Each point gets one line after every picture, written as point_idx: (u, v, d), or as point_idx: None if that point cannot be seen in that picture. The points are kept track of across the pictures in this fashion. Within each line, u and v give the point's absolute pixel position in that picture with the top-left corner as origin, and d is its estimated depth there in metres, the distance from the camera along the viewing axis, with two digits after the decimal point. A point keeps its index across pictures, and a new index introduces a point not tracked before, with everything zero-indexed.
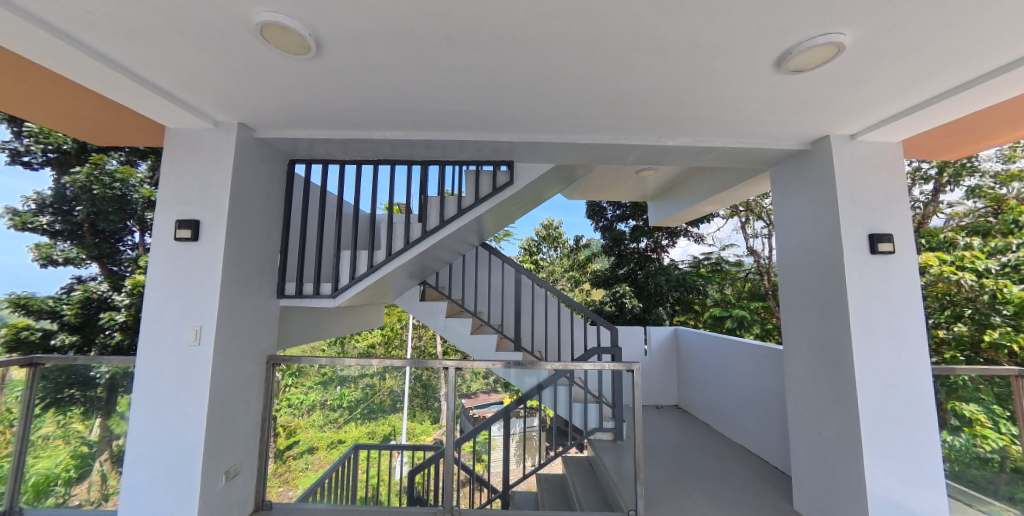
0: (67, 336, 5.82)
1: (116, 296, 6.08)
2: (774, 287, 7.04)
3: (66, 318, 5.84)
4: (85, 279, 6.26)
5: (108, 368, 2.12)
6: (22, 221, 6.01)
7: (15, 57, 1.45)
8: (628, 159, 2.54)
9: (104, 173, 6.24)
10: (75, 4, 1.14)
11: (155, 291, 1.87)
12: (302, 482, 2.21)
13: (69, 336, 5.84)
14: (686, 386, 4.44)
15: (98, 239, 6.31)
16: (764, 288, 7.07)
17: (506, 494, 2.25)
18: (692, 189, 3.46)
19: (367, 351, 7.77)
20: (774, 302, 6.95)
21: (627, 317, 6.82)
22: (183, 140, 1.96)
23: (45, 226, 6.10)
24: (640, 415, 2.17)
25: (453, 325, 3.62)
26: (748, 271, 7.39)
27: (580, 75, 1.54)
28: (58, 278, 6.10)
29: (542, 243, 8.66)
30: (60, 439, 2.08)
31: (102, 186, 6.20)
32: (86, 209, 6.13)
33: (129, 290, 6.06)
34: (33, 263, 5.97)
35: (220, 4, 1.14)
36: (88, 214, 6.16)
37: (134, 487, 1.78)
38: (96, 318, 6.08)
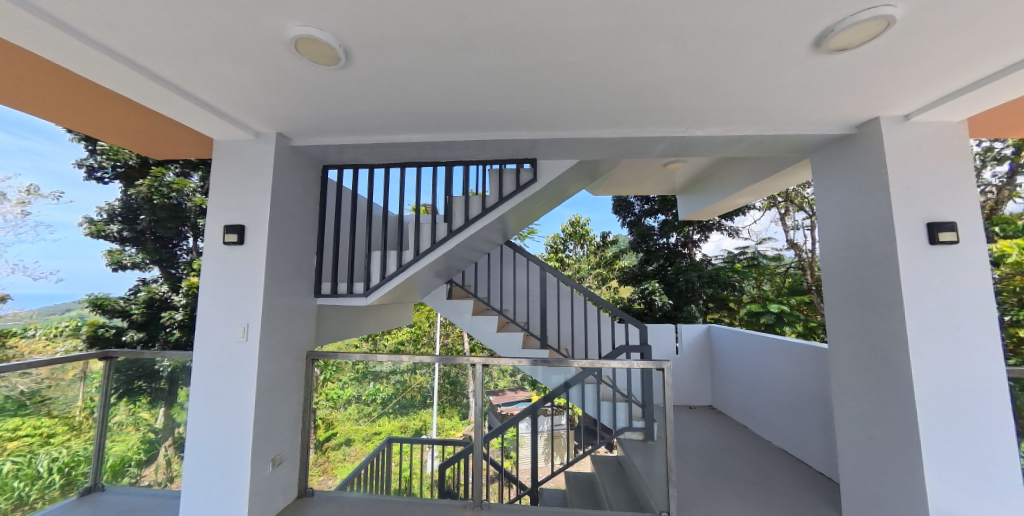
0: (134, 333, 6.42)
1: (174, 296, 6.68)
2: (816, 283, 6.55)
3: (134, 316, 6.46)
4: (148, 281, 6.80)
5: (169, 362, 2.32)
6: (96, 230, 6.43)
7: (99, 87, 1.69)
8: (653, 152, 2.46)
9: (162, 184, 6.84)
10: (134, 29, 1.26)
11: (206, 293, 2.04)
12: (339, 473, 2.32)
13: (136, 333, 6.43)
14: (720, 386, 4.27)
15: (158, 245, 6.85)
16: (807, 283, 6.56)
17: (535, 490, 2.26)
18: (724, 181, 3.30)
19: (397, 348, 8.00)
20: (818, 298, 6.39)
21: (656, 315, 6.62)
22: (227, 151, 2.11)
23: (115, 234, 6.54)
24: (672, 415, 2.07)
25: (478, 323, 3.66)
26: (788, 265, 6.85)
27: (600, 69, 1.51)
28: (123, 282, 6.63)
29: (568, 240, 8.24)
30: (131, 425, 2.31)
31: (161, 196, 6.76)
32: (148, 217, 6.67)
33: (186, 291, 6.67)
34: (105, 268, 6.47)
35: (258, 21, 1.22)
36: (149, 223, 6.73)
37: (194, 470, 1.94)
38: (158, 317, 6.65)
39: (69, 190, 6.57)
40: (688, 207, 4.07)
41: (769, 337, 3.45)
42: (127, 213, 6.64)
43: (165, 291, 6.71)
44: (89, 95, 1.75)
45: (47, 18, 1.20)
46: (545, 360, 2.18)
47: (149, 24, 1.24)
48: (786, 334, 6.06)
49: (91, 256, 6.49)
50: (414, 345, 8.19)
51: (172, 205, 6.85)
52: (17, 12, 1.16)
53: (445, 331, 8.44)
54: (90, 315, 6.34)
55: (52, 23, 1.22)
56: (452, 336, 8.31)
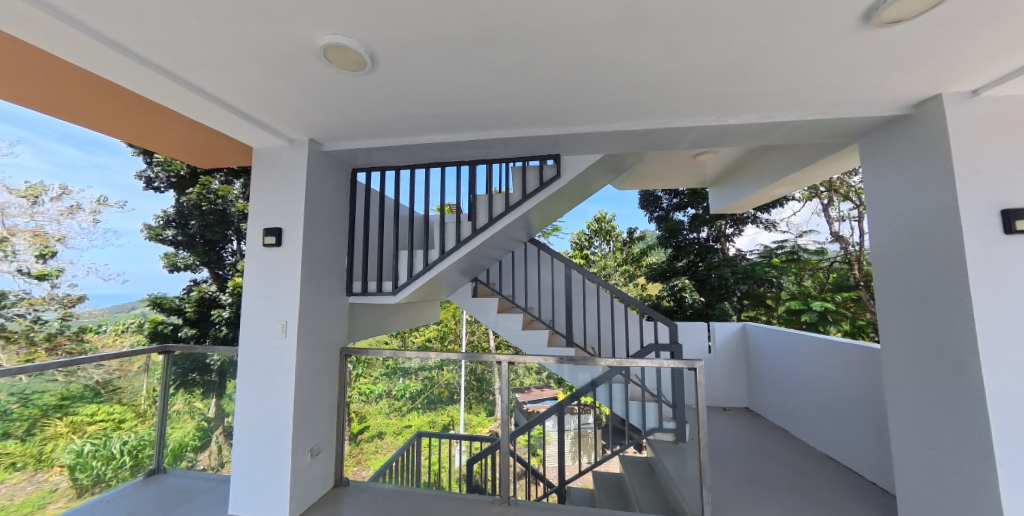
0: (188, 329, 6.74)
1: (224, 295, 6.97)
2: (865, 278, 5.99)
3: (188, 314, 6.81)
4: (199, 281, 7.15)
5: (219, 356, 2.50)
6: (154, 234, 6.84)
7: (155, 105, 1.86)
8: (682, 143, 2.36)
9: (210, 192, 7.12)
10: (181, 46, 1.36)
11: (250, 292, 2.17)
12: (372, 464, 2.42)
13: (189, 329, 6.74)
14: (757, 387, 4.07)
15: (206, 248, 7.15)
16: (854, 279, 6.00)
17: (562, 489, 2.25)
18: (760, 171, 3.11)
19: (425, 344, 8.18)
20: (865, 294, 5.86)
21: (687, 312, 6.53)
22: (264, 158, 2.23)
23: (170, 239, 6.92)
24: (705, 417, 2.00)
25: (504, 320, 3.67)
26: (832, 260, 6.29)
27: (624, 60, 1.47)
28: (178, 281, 6.99)
29: (594, 236, 8.39)
30: (187, 414, 2.52)
31: (209, 203, 7.02)
32: (197, 223, 6.94)
33: (232, 290, 6.97)
34: (162, 269, 6.86)
35: (291, 32, 1.29)
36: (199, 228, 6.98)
37: (242, 457, 2.08)
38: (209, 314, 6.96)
39: (131, 201, 6.91)
40: (720, 200, 3.88)
41: (812, 336, 3.24)
42: (180, 218, 6.97)
43: (213, 291, 7.04)
44: (148, 113, 1.93)
45: (108, 41, 1.32)
46: (570, 360, 2.18)
47: (194, 40, 1.33)
48: (829, 333, 5.48)
49: (149, 259, 6.81)
50: (442, 342, 8.34)
51: (219, 210, 7.10)
52: (84, 37, 1.28)
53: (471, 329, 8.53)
54: (152, 313, 6.73)
55: (113, 46, 1.34)
56: (478, 333, 8.40)
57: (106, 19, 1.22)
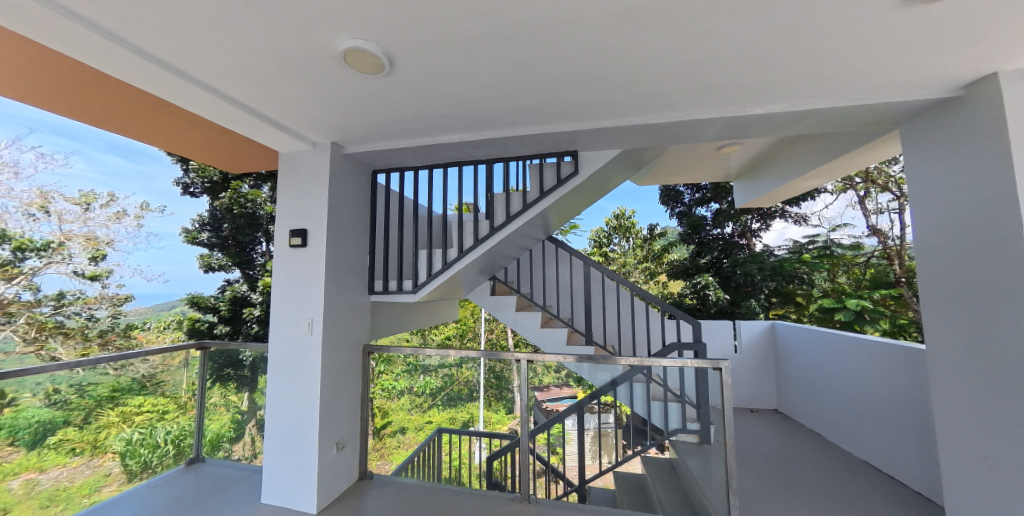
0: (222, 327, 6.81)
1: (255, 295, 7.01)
2: (908, 274, 5.55)
3: (221, 311, 6.83)
4: (232, 281, 7.24)
5: (251, 353, 2.62)
6: (191, 237, 7.01)
7: (190, 115, 1.96)
8: (704, 136, 2.28)
9: (240, 196, 7.21)
10: (213, 56, 1.43)
11: (278, 291, 2.26)
12: (395, 459, 2.49)
13: (223, 327, 6.82)
14: (787, 388, 3.90)
15: (238, 249, 7.31)
16: (894, 275, 5.61)
17: (582, 488, 2.23)
18: (788, 163, 2.98)
19: (444, 342, 8.26)
20: (908, 291, 5.41)
21: (711, 311, 6.29)
22: (290, 162, 2.31)
23: (205, 241, 7.09)
24: (732, 419, 1.94)
25: (522, 319, 3.65)
26: (869, 255, 5.98)
27: (643, 51, 1.44)
28: (213, 281, 7.12)
29: (613, 234, 7.94)
30: (223, 407, 2.65)
31: (240, 206, 7.11)
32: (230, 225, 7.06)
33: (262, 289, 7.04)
34: (198, 270, 6.98)
35: (314, 37, 1.33)
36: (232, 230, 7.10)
37: (274, 449, 2.18)
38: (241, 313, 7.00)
39: (172, 206, 7.15)
40: (745, 194, 3.74)
41: (848, 336, 3.08)
42: (214, 222, 7.12)
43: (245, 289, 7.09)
44: (184, 122, 2.04)
45: (146, 54, 1.41)
46: (590, 357, 2.15)
47: (225, 50, 1.39)
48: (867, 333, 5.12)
49: (187, 261, 6.92)
50: (461, 339, 8.40)
51: (250, 213, 7.20)
52: (125, 53, 1.37)
53: (490, 327, 8.56)
54: (189, 310, 6.86)
55: (151, 59, 1.43)
56: (497, 331, 8.41)
57: (145, 33, 1.30)
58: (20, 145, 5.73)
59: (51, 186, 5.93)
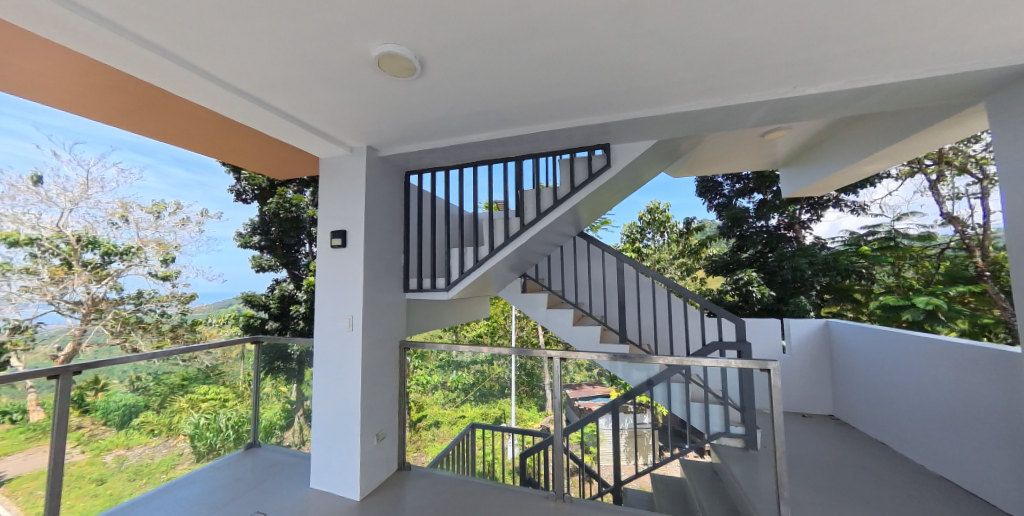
0: (273, 323, 7.02)
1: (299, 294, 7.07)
2: (995, 266, 4.73)
3: (272, 308, 7.06)
4: (281, 281, 7.40)
5: (298, 347, 2.81)
6: (244, 241, 7.35)
7: (242, 127, 2.13)
8: (747, 121, 2.14)
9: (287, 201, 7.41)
10: (261, 71, 1.55)
11: (322, 289, 2.40)
12: (430, 451, 2.56)
13: (273, 323, 7.03)
14: (844, 392, 3.60)
15: (284, 251, 7.49)
16: (975, 268, 4.84)
17: (617, 489, 2.18)
18: (845, 147, 2.71)
19: (476, 339, 8.35)
20: (996, 287, 4.60)
21: (755, 308, 5.93)
22: (330, 167, 2.44)
23: (256, 244, 7.35)
24: (782, 424, 1.80)
25: (554, 316, 3.62)
26: (943, 246, 5.23)
27: (679, 34, 1.37)
28: (265, 280, 7.38)
29: (646, 228, 7.78)
30: (274, 396, 2.84)
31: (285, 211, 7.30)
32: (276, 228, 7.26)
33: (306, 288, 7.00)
34: (250, 268, 7.27)
35: (352, 45, 1.40)
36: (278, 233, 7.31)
37: (320, 438, 2.32)
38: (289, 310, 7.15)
39: (227, 212, 7.57)
40: (793, 183, 3.48)
41: (920, 336, 2.77)
42: (262, 226, 7.38)
43: (291, 289, 7.20)
44: (238, 134, 2.22)
45: (205, 73, 1.54)
46: (625, 355, 2.08)
47: (272, 63, 1.50)
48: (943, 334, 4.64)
49: (241, 262, 7.33)
50: (492, 337, 8.45)
51: (294, 218, 7.36)
52: (187, 72, 1.51)
53: (521, 324, 8.56)
54: (245, 308, 7.25)
55: (209, 77, 1.56)
56: (527, 328, 8.39)
57: (204, 53, 1.43)
58: (105, 162, 6.33)
59: (129, 197, 6.54)
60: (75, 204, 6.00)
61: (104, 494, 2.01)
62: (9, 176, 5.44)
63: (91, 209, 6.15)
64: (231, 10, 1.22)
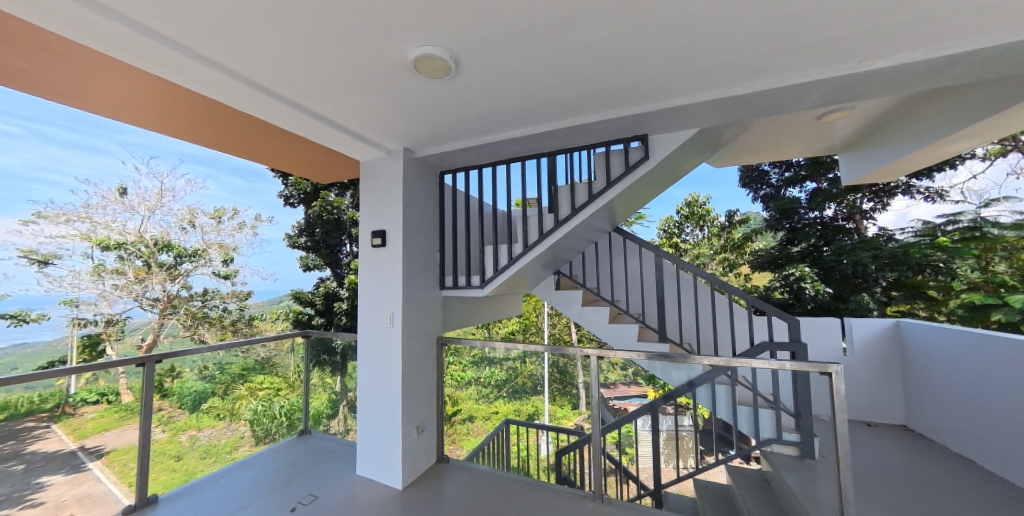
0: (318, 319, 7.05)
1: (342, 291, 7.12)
2: None
3: (317, 305, 7.10)
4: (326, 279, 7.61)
5: (342, 340, 2.97)
6: (292, 242, 7.64)
7: (289, 135, 2.27)
8: (801, 103, 1.97)
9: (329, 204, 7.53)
10: (307, 81, 1.64)
11: (364, 287, 2.51)
12: (465, 445, 2.62)
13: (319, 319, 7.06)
14: (918, 399, 3.22)
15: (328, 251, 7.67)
16: None
17: (658, 493, 2.11)
18: (915, 127, 2.44)
19: (508, 336, 8.34)
20: None
21: (807, 307, 5.45)
22: (369, 170, 2.54)
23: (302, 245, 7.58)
24: (846, 434, 1.64)
25: (589, 314, 3.54)
26: None
27: (726, 10, 1.28)
28: (310, 279, 7.62)
29: (684, 223, 7.48)
30: (321, 387, 3.03)
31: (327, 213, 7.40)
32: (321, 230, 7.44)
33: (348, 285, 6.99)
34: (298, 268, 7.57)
35: (391, 49, 1.44)
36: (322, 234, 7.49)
37: (365, 428, 2.44)
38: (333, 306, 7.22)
39: (279, 216, 8.17)
40: (854, 170, 3.17)
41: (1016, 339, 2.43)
42: (308, 227, 7.57)
43: (335, 286, 7.29)
44: (285, 141, 2.35)
45: (258, 86, 1.66)
46: (664, 355, 1.99)
47: (317, 72, 1.58)
48: None
49: (289, 262, 7.81)
50: (524, 334, 8.42)
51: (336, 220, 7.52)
52: (243, 86, 1.63)
53: (553, 322, 8.48)
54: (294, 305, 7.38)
55: (261, 89, 1.68)
56: (560, 326, 8.30)
57: (259, 68, 1.54)
58: (175, 174, 7.01)
59: (195, 204, 7.17)
60: (153, 211, 6.69)
61: (181, 469, 2.24)
62: (101, 189, 6.24)
63: (165, 216, 6.82)
64: (282, 25, 1.31)
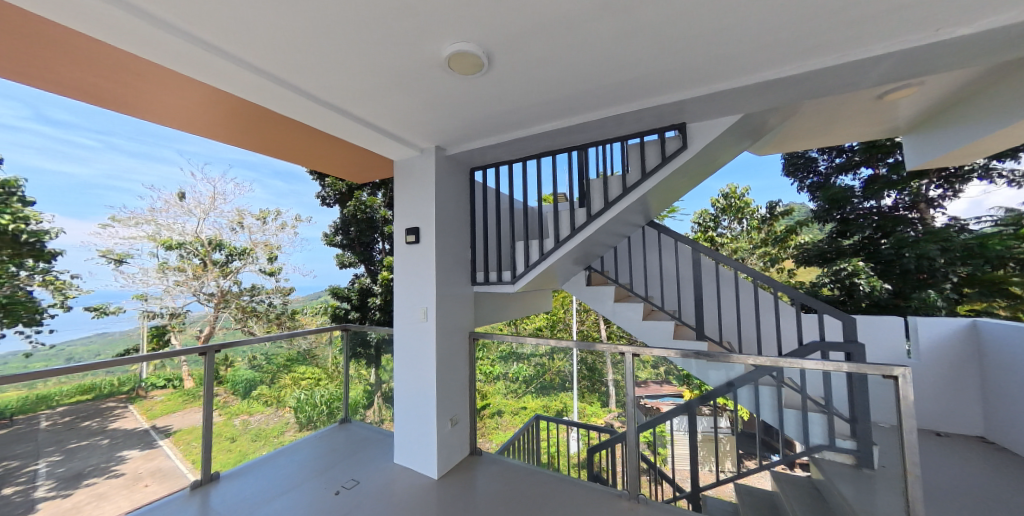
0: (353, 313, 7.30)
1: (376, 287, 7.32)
2: None
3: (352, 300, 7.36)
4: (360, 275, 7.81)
5: (376, 334, 3.09)
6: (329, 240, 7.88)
7: (327, 137, 2.36)
8: (859, 82, 1.82)
9: (363, 203, 7.65)
10: (345, 83, 1.70)
11: (399, 283, 2.59)
12: (494, 439, 2.64)
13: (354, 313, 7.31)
14: (998, 407, 2.92)
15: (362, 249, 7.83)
16: None
17: (694, 496, 2.04)
18: (995, 104, 2.18)
19: (536, 332, 8.32)
20: None
21: (861, 304, 5.10)
22: (402, 168, 2.61)
23: (339, 243, 7.81)
24: (915, 443, 1.51)
25: (621, 310, 3.45)
26: None
27: None
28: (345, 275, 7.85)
29: (721, 215, 7.05)
30: (357, 379, 3.16)
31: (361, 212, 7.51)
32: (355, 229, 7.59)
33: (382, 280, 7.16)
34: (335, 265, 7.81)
35: (425, 47, 1.47)
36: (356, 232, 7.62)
37: (402, 419, 2.52)
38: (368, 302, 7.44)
39: (317, 216, 8.53)
40: (919, 153, 2.88)
41: None
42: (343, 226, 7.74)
43: (370, 282, 7.50)
44: (323, 143, 2.46)
45: (300, 90, 1.75)
46: (702, 354, 1.91)
47: (355, 74, 1.64)
48: None
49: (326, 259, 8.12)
50: (551, 330, 8.37)
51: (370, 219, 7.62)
52: (287, 91, 1.72)
53: (581, 318, 8.39)
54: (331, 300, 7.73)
55: (304, 93, 1.76)
56: (588, 322, 8.19)
57: (301, 73, 1.62)
58: (226, 179, 7.50)
59: (244, 206, 7.62)
60: (207, 213, 7.21)
61: (235, 450, 2.42)
62: (164, 194, 6.83)
63: (218, 218, 7.30)
64: (325, 30, 1.37)
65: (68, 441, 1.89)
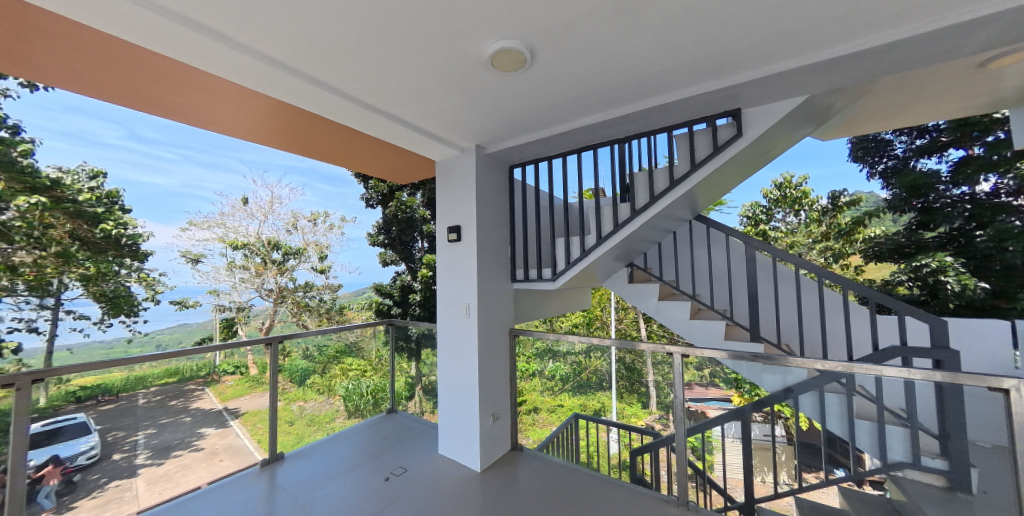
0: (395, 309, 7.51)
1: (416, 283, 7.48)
2: None
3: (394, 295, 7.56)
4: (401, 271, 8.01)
5: (416, 329, 3.19)
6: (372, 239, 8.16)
7: (372, 140, 2.46)
8: (955, 50, 1.58)
9: (404, 204, 7.88)
10: (391, 87, 1.76)
11: (441, 280, 2.65)
12: (532, 435, 2.64)
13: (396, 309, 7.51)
14: None
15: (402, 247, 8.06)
16: None
17: (748, 507, 1.90)
18: None
19: (571, 329, 8.19)
20: None
21: (948, 304, 4.54)
22: (444, 168, 2.66)
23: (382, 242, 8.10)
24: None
25: (666, 308, 3.30)
26: None
27: None
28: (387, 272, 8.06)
29: (775, 206, 6.35)
30: (400, 371, 3.29)
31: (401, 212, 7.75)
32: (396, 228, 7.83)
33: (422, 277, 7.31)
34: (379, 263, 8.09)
35: (467, 47, 1.48)
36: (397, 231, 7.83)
37: (445, 412, 2.58)
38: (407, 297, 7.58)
39: (362, 216, 8.92)
40: None
41: None
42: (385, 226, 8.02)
43: (409, 279, 7.64)
44: (369, 146, 2.57)
45: (350, 97, 1.83)
46: (759, 357, 1.77)
47: (401, 78, 1.69)
48: None
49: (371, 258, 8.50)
50: (588, 327, 8.20)
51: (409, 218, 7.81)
52: (338, 98, 1.81)
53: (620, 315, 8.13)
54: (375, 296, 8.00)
55: (353, 99, 1.85)
56: (627, 320, 7.93)
57: (351, 79, 1.70)
58: (282, 183, 8.15)
59: (298, 209, 8.21)
60: (267, 216, 7.84)
61: (293, 432, 2.60)
62: (231, 199, 7.61)
63: (276, 220, 7.95)
64: (376, 36, 1.42)
65: (159, 417, 2.16)
